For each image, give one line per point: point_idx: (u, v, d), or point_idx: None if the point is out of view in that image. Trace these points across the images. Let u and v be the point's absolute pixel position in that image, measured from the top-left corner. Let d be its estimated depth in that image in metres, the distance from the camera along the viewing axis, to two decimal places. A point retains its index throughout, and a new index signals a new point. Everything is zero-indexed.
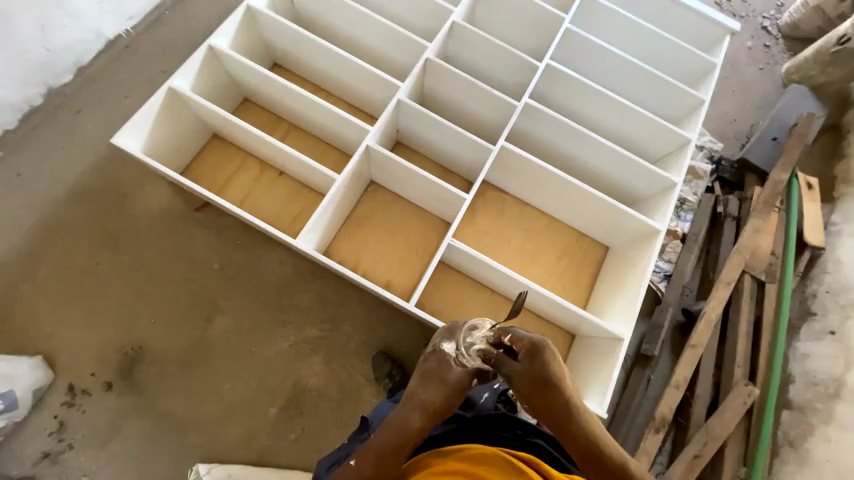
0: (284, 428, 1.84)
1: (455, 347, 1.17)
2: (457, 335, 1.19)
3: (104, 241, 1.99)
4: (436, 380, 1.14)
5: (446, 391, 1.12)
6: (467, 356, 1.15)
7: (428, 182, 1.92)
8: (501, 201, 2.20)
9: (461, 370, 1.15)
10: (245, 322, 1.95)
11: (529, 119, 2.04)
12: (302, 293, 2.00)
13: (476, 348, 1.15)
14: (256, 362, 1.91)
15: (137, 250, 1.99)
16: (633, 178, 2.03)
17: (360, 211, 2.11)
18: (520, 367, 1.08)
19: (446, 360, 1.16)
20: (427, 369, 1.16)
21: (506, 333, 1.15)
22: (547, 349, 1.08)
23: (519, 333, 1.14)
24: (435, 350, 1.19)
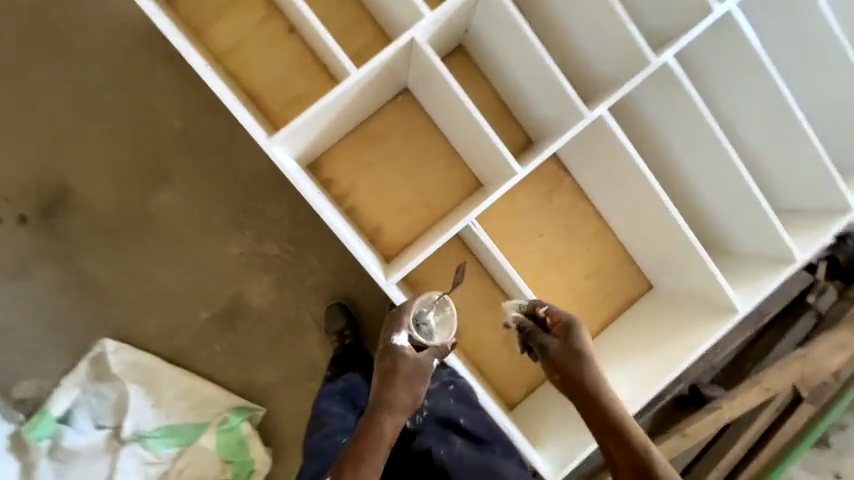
0: (209, 338, 1.62)
1: (406, 335, 1.12)
2: (405, 322, 1.12)
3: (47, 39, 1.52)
4: (397, 374, 1.09)
5: (408, 381, 1.09)
6: (421, 333, 1.14)
7: (475, 126, 1.35)
8: (557, 181, 1.64)
9: (419, 356, 1.11)
10: (195, 207, 1.59)
11: (654, 89, 1.37)
12: (273, 199, 1.61)
13: (426, 321, 1.14)
14: (196, 258, 1.60)
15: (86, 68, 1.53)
16: (744, 227, 1.46)
17: (377, 126, 1.61)
18: (555, 342, 1.12)
19: (401, 352, 1.10)
20: (385, 368, 1.10)
21: (541, 306, 1.20)
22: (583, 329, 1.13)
23: (555, 308, 1.19)
24: (385, 345, 1.12)
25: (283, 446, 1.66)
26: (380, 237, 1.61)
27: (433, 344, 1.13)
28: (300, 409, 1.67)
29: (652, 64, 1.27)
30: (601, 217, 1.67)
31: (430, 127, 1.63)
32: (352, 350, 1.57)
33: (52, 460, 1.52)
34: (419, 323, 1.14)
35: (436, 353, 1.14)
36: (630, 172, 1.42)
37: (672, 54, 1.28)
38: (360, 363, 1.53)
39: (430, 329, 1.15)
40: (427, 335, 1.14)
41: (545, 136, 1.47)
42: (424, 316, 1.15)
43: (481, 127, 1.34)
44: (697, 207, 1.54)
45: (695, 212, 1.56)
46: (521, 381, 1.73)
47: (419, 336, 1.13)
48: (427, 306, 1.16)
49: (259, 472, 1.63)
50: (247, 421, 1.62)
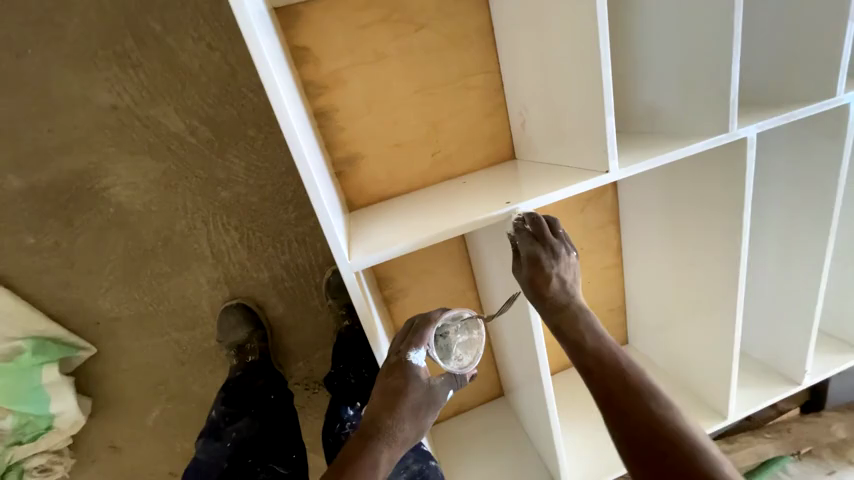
0: (27, 222, 1.03)
1: (428, 347, 0.75)
2: (427, 333, 0.74)
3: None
4: (403, 402, 0.71)
5: (422, 409, 0.72)
6: (445, 352, 0.78)
7: (573, 75, 0.84)
8: (600, 193, 1.23)
9: (436, 381, 0.73)
10: (47, 2, 0.92)
11: (802, 136, 0.98)
12: (197, 40, 0.95)
13: (451, 337, 0.77)
14: (31, 90, 0.96)
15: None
16: (772, 330, 1.20)
17: (410, 1, 0.99)
18: (533, 271, 0.80)
19: (415, 372, 0.73)
20: (388, 387, 0.72)
21: (524, 235, 0.82)
22: (572, 253, 0.83)
23: (539, 235, 0.81)
24: (395, 358, 0.74)
25: (110, 399, 1.17)
26: (353, 172, 1.08)
27: (453, 371, 0.76)
28: (148, 363, 1.16)
29: (836, 99, 0.87)
30: (621, 256, 1.31)
31: (483, 42, 1.05)
32: (253, 371, 1.08)
33: None
34: (442, 340, 0.78)
35: (452, 384, 0.76)
36: (719, 226, 0.99)
37: None
38: (262, 398, 1.02)
39: (453, 352, 0.78)
40: (447, 357, 0.77)
41: (637, 128, 1.01)
42: (449, 333, 0.78)
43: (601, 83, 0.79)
44: None
45: None
46: (451, 399, 1.38)
47: (438, 357, 0.76)
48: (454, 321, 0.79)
49: (64, 431, 1.14)
50: (56, 363, 1.09)
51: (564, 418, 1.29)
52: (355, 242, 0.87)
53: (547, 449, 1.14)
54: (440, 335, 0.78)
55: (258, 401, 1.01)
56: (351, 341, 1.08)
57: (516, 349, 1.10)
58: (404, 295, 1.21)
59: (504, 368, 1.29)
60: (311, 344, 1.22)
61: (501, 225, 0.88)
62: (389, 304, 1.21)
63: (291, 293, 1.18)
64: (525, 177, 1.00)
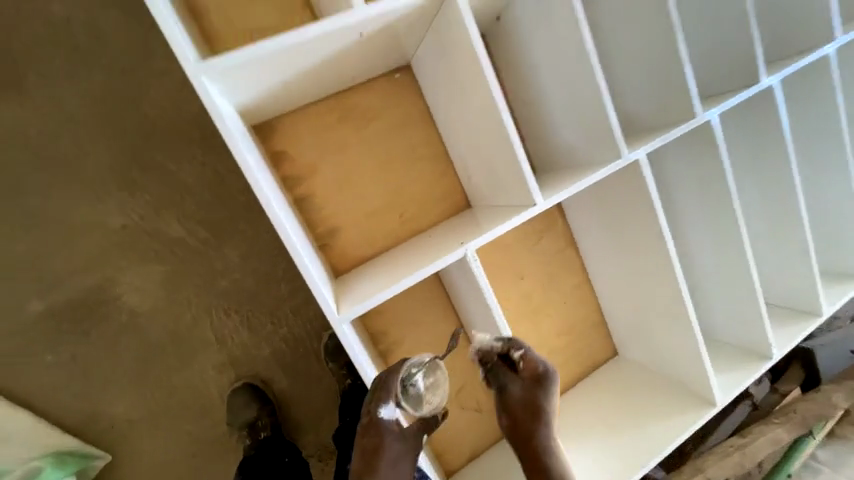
0: (48, 339, 1.13)
1: (395, 406, 0.83)
2: (392, 389, 0.83)
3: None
4: (381, 457, 0.80)
5: (398, 463, 0.82)
6: (415, 403, 0.86)
7: (494, 133, 1.06)
8: (550, 224, 1.42)
9: (408, 430, 0.83)
10: (67, 151, 1.11)
11: (686, 145, 1.22)
12: (193, 160, 1.16)
13: (418, 386, 0.86)
14: (50, 222, 1.12)
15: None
16: (723, 310, 1.37)
17: (361, 102, 1.24)
18: (520, 391, 0.94)
19: (388, 426, 0.81)
20: (367, 445, 0.81)
21: (517, 347, 0.96)
22: (546, 379, 0.94)
23: (531, 352, 0.96)
24: (368, 417, 0.82)
25: None
26: (335, 244, 1.25)
27: (424, 417, 0.86)
28: (163, 462, 1.19)
29: (697, 117, 1.09)
30: (585, 273, 1.48)
31: (424, 121, 1.30)
32: (266, 448, 1.12)
33: None
34: (411, 390, 0.86)
35: (424, 426, 0.86)
36: (646, 230, 1.21)
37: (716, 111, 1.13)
38: (277, 463, 1.08)
39: (423, 397, 0.87)
40: (418, 404, 0.87)
41: (559, 166, 1.25)
42: (415, 381, 0.87)
43: (512, 140, 1.03)
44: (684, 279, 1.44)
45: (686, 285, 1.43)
46: (464, 446, 1.40)
47: (410, 406, 0.86)
48: (418, 368, 0.88)
49: None
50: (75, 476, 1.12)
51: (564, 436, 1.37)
52: (346, 299, 1.01)
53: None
54: (410, 386, 0.86)
55: (273, 466, 1.07)
56: (356, 397, 1.14)
57: None
58: (398, 346, 1.31)
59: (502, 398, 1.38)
60: (319, 410, 1.28)
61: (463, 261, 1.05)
62: (386, 356, 1.31)
63: (294, 364, 1.27)
64: (479, 219, 1.19)
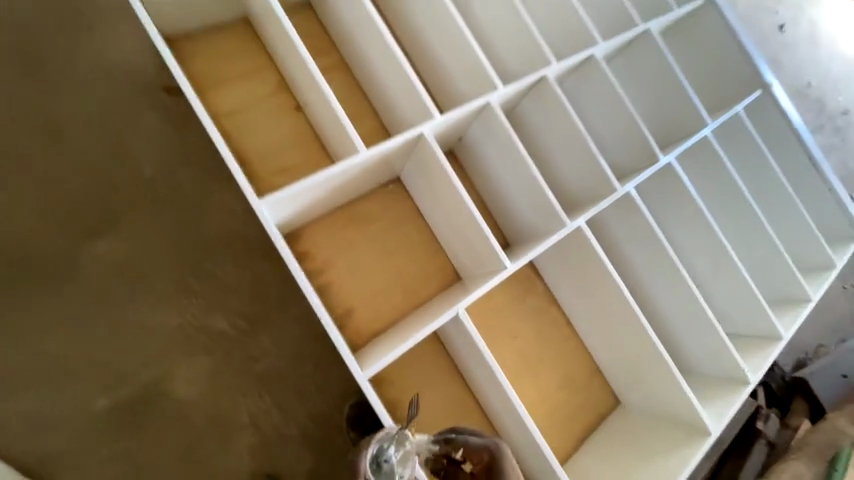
0: (104, 436, 1.25)
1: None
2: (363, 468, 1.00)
3: (14, 52, 1.38)
4: None
5: None
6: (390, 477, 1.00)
7: (468, 221, 1.42)
8: (531, 285, 1.73)
9: None
10: (138, 266, 1.36)
11: (618, 211, 1.61)
12: (239, 265, 1.42)
13: (389, 462, 1.00)
14: (116, 327, 1.31)
15: (47, 91, 1.38)
16: (684, 338, 1.65)
17: (365, 206, 1.59)
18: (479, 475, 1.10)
19: None
20: None
21: (455, 444, 1.11)
22: (493, 454, 1.10)
23: (470, 440, 1.11)
24: None
25: None
26: (350, 322, 1.49)
27: None
28: None
29: (615, 191, 1.52)
30: (568, 323, 1.76)
31: (417, 216, 1.65)
32: None
33: None
34: (385, 465, 1.00)
35: None
36: (603, 280, 1.54)
37: (632, 185, 1.55)
38: None
39: (395, 471, 1.00)
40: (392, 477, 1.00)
41: (524, 237, 1.63)
42: (386, 456, 1.01)
43: (479, 226, 1.39)
44: (653, 318, 1.70)
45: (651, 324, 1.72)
46: None
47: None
48: (387, 442, 1.02)
49: None
50: None
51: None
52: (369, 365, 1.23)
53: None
54: (382, 461, 1.00)
55: None
56: None
57: (512, 422, 1.39)
58: (413, 412, 1.45)
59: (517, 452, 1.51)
60: None
61: (458, 323, 1.30)
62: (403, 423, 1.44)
63: (321, 440, 1.39)
64: (467, 287, 1.48)
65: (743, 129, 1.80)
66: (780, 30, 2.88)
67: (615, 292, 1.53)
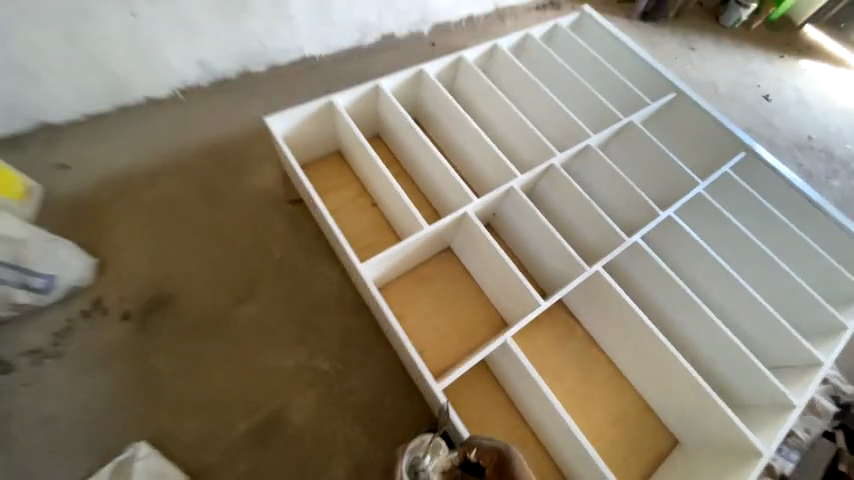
0: (240, 455, 1.60)
1: None
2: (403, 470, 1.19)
3: (203, 185, 2.16)
4: None
5: None
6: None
7: (507, 273, 1.85)
8: (569, 328, 2.01)
9: None
10: (269, 319, 1.85)
11: (633, 258, 1.96)
12: (337, 317, 1.89)
13: (425, 465, 1.19)
14: (253, 366, 1.76)
15: (219, 207, 2.11)
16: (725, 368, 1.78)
17: (426, 270, 2.07)
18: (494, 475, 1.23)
19: None
20: None
21: (470, 447, 1.28)
22: (503, 451, 1.24)
23: (481, 443, 1.28)
24: None
25: None
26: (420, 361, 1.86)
27: None
28: None
29: (624, 241, 1.90)
30: (611, 362, 1.97)
31: (466, 275, 2.08)
32: None
33: None
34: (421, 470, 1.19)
35: None
36: (629, 317, 1.81)
37: (639, 236, 1.94)
38: None
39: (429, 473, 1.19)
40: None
41: (556, 286, 2.00)
42: (422, 461, 1.20)
43: (516, 277, 1.81)
44: (688, 351, 1.89)
45: (688, 355, 1.90)
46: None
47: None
48: (422, 449, 1.23)
49: None
50: None
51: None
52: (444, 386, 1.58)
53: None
54: (420, 466, 1.19)
55: None
56: None
57: (567, 444, 1.59)
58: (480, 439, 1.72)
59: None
60: None
61: (507, 351, 1.65)
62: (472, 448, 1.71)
63: None
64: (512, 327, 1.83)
65: (733, 183, 2.17)
66: (767, 99, 3.32)
67: (641, 326, 1.78)
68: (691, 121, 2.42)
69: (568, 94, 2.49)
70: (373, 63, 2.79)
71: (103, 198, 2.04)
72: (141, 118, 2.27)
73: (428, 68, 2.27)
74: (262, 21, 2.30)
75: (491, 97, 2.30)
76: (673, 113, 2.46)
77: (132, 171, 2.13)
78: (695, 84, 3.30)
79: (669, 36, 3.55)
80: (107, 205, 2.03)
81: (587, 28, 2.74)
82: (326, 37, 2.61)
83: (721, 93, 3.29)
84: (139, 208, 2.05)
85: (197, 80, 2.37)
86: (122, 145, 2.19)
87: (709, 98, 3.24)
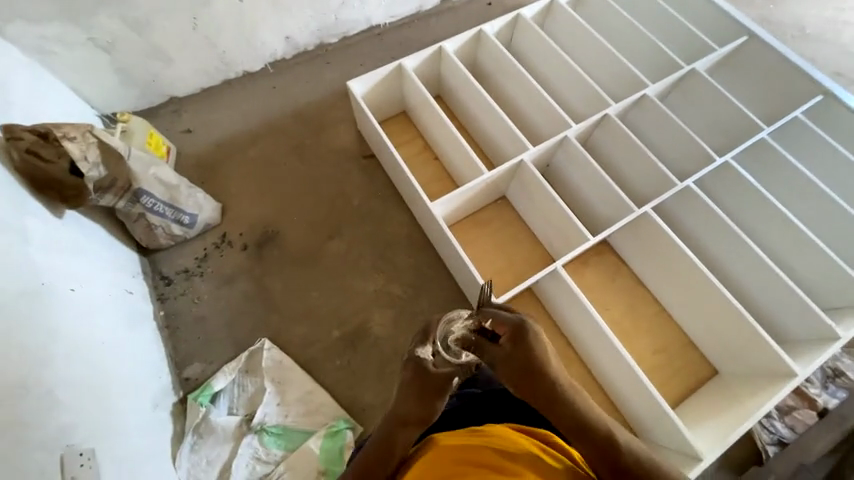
0: (335, 353, 2.04)
1: (431, 350, 1.14)
2: (430, 338, 1.15)
3: (294, 144, 2.56)
4: (419, 385, 1.15)
5: (431, 399, 1.15)
6: (447, 350, 1.14)
7: (560, 215, 2.06)
8: (617, 269, 2.18)
9: (440, 369, 1.14)
10: (352, 254, 2.25)
11: (684, 203, 2.04)
12: (407, 253, 2.24)
13: (455, 342, 1.14)
14: (342, 288, 2.17)
15: (307, 162, 2.51)
16: (770, 304, 1.89)
17: (483, 215, 2.32)
18: (511, 346, 1.16)
19: (423, 362, 1.13)
20: (408, 378, 1.16)
21: (486, 319, 1.22)
22: (524, 326, 1.20)
23: (499, 316, 1.23)
24: (411, 358, 1.16)
25: None
26: None
27: (458, 363, 1.14)
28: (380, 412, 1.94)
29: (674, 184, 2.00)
30: (656, 299, 2.12)
31: (520, 221, 2.30)
32: None
33: (195, 432, 1.81)
34: (452, 343, 1.15)
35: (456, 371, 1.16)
36: (678, 254, 1.94)
37: (691, 181, 2.01)
38: None
39: (455, 346, 1.15)
40: (453, 353, 1.15)
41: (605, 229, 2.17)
42: (453, 332, 1.15)
43: (569, 217, 2.01)
44: (736, 289, 1.98)
45: (735, 294, 1.99)
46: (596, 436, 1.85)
47: (448, 355, 1.15)
48: (455, 325, 1.16)
49: None
50: (351, 429, 1.85)
51: (691, 426, 1.76)
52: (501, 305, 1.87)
53: (676, 433, 1.62)
54: (451, 339, 1.15)
55: None
56: None
57: (609, 358, 1.83)
58: None
59: (619, 395, 1.86)
60: None
61: (557, 278, 1.89)
62: None
63: None
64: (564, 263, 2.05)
65: (803, 128, 2.12)
66: None
67: (690, 263, 1.91)
68: (762, 66, 2.34)
69: (628, 45, 2.50)
70: (432, 27, 2.96)
71: (219, 158, 2.52)
72: (241, 88, 2.70)
73: (487, 27, 2.42)
74: None
75: (547, 53, 2.40)
76: (740, 60, 2.40)
77: (239, 135, 2.58)
78: (776, 27, 3.05)
79: None
80: (223, 162, 2.50)
81: None
82: (391, 6, 2.83)
83: (808, 35, 3.01)
84: (246, 165, 2.50)
85: (284, 54, 2.73)
86: (228, 112, 2.64)
87: (793, 42, 2.99)
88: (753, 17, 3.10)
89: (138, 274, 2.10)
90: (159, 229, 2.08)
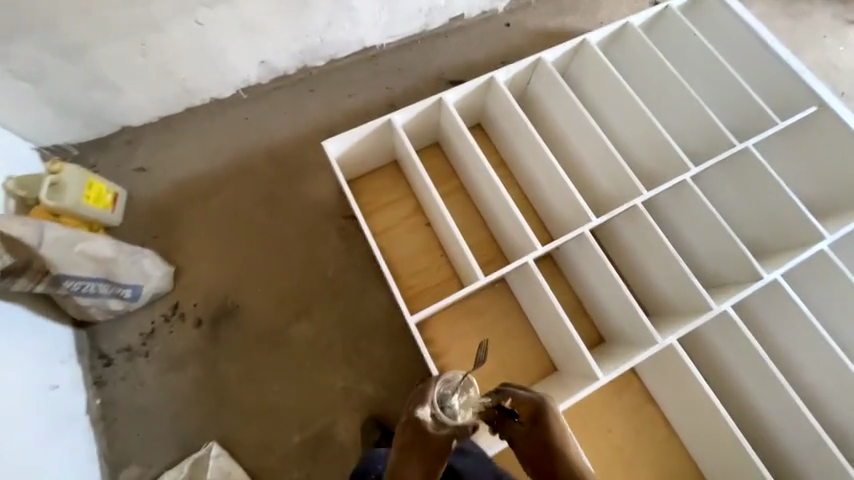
0: (293, 463, 1.78)
1: (429, 411, 0.98)
2: (426, 397, 1.00)
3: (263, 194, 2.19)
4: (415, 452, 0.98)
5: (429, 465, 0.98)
6: (446, 417, 0.97)
7: (566, 334, 1.72)
8: (626, 383, 1.87)
9: (439, 432, 0.96)
10: (321, 340, 1.94)
11: (717, 327, 1.72)
12: (384, 344, 1.94)
13: (453, 405, 0.99)
14: (306, 382, 1.88)
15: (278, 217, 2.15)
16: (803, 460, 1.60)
17: (477, 302, 1.98)
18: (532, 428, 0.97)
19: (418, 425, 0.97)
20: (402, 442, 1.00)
21: (505, 395, 1.03)
22: (544, 403, 0.99)
23: (518, 392, 1.03)
24: (405, 418, 1.00)
25: None
26: None
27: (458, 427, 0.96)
28: None
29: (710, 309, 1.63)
30: (667, 422, 1.83)
31: (518, 312, 1.98)
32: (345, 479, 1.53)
33: None
34: (449, 408, 0.98)
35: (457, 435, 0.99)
36: (702, 397, 1.62)
37: (730, 304, 1.66)
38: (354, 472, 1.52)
39: (456, 408, 0.99)
40: (453, 415, 0.98)
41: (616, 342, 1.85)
42: (451, 398, 1.00)
43: (576, 340, 1.67)
44: (764, 431, 1.69)
45: (763, 436, 1.69)
46: None
47: (446, 417, 0.97)
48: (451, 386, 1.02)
49: None
50: None
51: None
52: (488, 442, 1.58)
53: None
54: (447, 404, 0.99)
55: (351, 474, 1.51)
56: None
57: None
58: None
59: None
60: None
61: None
62: None
63: None
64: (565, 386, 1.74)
65: None
66: None
67: (714, 412, 1.60)
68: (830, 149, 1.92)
69: (668, 103, 2.07)
70: (437, 51, 2.50)
71: (176, 205, 2.16)
72: (207, 118, 2.29)
73: (498, 72, 1.98)
74: (323, 14, 2.13)
75: (570, 109, 1.97)
76: (801, 135, 1.98)
77: (200, 178, 2.21)
78: (844, 77, 2.57)
79: (821, 4, 2.72)
80: (179, 211, 2.15)
81: (708, 10, 2.18)
82: (389, 26, 2.36)
83: None
84: (206, 216, 2.14)
85: (259, 79, 2.31)
86: (189, 147, 2.25)
87: None
88: (818, 62, 2.61)
89: (70, 357, 1.81)
90: (92, 307, 1.79)
